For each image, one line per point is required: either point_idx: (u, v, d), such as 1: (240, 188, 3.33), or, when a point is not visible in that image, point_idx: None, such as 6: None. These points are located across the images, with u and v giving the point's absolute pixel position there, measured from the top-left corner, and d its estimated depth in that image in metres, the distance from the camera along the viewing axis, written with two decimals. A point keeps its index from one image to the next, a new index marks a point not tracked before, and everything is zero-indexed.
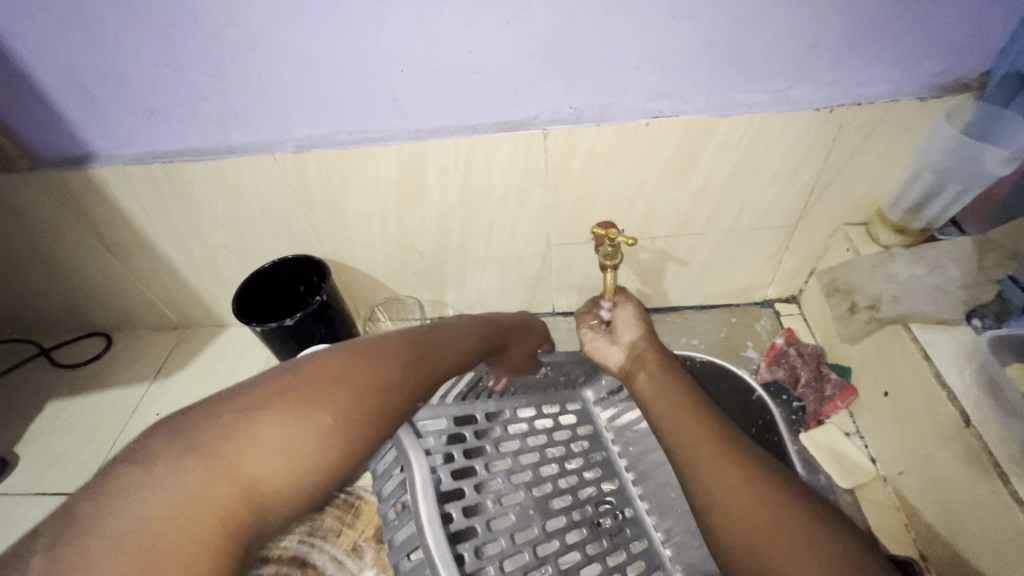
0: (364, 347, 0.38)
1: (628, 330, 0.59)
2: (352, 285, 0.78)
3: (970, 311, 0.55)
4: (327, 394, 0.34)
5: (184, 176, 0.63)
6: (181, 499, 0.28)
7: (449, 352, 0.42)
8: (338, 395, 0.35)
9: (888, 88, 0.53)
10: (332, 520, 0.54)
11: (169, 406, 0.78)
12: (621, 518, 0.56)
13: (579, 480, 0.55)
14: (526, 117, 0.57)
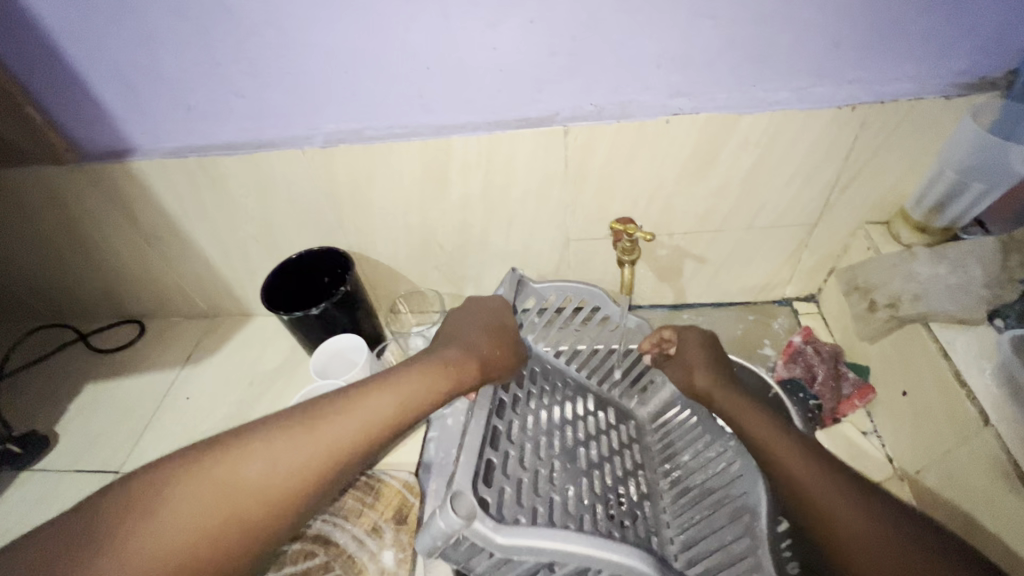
0: (245, 430, 0.42)
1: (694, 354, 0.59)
2: (374, 278, 0.80)
3: (992, 310, 0.54)
4: (224, 476, 0.40)
5: (218, 169, 0.66)
6: (139, 551, 0.36)
7: (347, 422, 0.43)
8: (239, 477, 0.40)
9: (913, 86, 0.53)
10: (353, 501, 0.56)
11: (198, 392, 0.82)
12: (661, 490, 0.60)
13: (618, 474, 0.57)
14: (547, 114, 0.58)
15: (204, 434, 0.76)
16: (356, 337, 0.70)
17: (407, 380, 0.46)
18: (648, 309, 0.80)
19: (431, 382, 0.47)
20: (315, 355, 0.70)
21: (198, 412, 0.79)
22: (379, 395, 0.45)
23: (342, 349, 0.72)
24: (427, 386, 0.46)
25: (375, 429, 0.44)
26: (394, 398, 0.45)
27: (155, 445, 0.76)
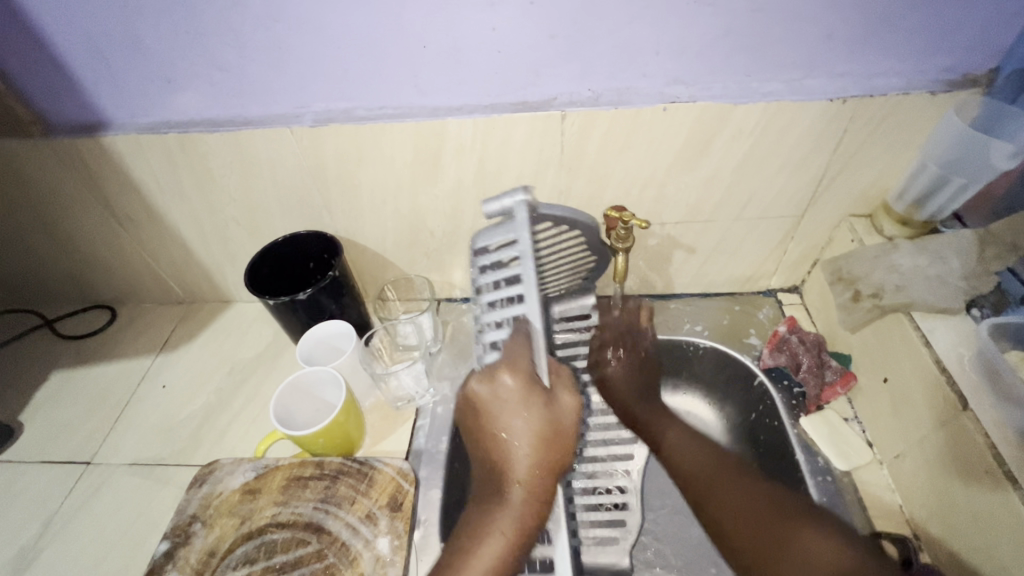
0: None
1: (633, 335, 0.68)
2: (361, 264, 0.78)
3: (970, 300, 0.57)
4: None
5: (199, 147, 0.63)
6: None
7: (483, 548, 0.47)
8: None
9: (900, 81, 0.55)
10: (346, 489, 0.53)
11: (174, 379, 0.78)
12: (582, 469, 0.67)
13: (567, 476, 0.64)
14: (544, 98, 0.58)
15: (182, 423, 0.73)
16: (344, 324, 0.69)
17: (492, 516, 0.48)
18: (636, 299, 0.81)
19: (521, 499, 0.48)
20: (303, 341, 0.68)
21: (175, 400, 0.76)
22: (486, 518, 0.48)
23: (330, 338, 0.70)
24: (524, 505, 0.47)
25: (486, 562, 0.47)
26: (507, 516, 0.47)
27: (129, 434, 0.72)
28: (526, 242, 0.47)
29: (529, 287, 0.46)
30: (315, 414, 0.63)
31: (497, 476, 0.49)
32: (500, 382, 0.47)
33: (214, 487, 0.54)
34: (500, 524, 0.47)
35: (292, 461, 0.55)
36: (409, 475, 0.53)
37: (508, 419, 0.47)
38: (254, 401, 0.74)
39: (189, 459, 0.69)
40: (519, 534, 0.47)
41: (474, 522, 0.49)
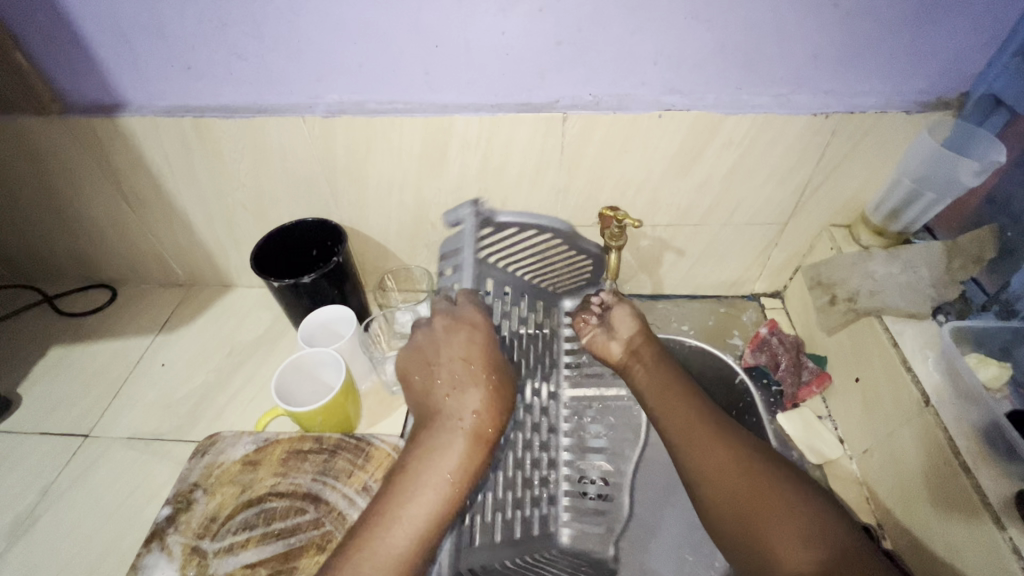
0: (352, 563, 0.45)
1: (625, 326, 0.67)
2: (363, 253, 0.80)
3: (936, 307, 0.61)
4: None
5: (214, 132, 0.65)
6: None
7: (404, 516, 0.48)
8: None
9: (879, 100, 0.59)
10: (344, 463, 0.55)
11: (174, 358, 0.80)
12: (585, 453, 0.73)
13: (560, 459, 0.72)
14: (547, 100, 0.61)
15: (180, 400, 0.74)
16: (346, 310, 0.71)
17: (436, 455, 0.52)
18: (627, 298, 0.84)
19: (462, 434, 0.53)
20: (305, 322, 0.71)
21: (174, 379, 0.77)
22: (410, 483, 0.50)
23: (330, 321, 0.72)
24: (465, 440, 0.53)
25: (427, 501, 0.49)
26: (433, 474, 0.51)
27: (127, 410, 0.74)
28: (467, 255, 0.65)
29: (463, 293, 0.60)
30: (314, 392, 0.65)
31: (442, 414, 0.55)
32: (456, 338, 0.60)
33: (215, 458, 0.56)
34: (423, 486, 0.50)
35: (293, 436, 0.57)
36: (404, 451, 0.56)
37: (449, 377, 0.57)
38: (252, 382, 0.76)
39: (186, 435, 0.71)
40: (434, 496, 0.50)
41: (418, 458, 0.52)
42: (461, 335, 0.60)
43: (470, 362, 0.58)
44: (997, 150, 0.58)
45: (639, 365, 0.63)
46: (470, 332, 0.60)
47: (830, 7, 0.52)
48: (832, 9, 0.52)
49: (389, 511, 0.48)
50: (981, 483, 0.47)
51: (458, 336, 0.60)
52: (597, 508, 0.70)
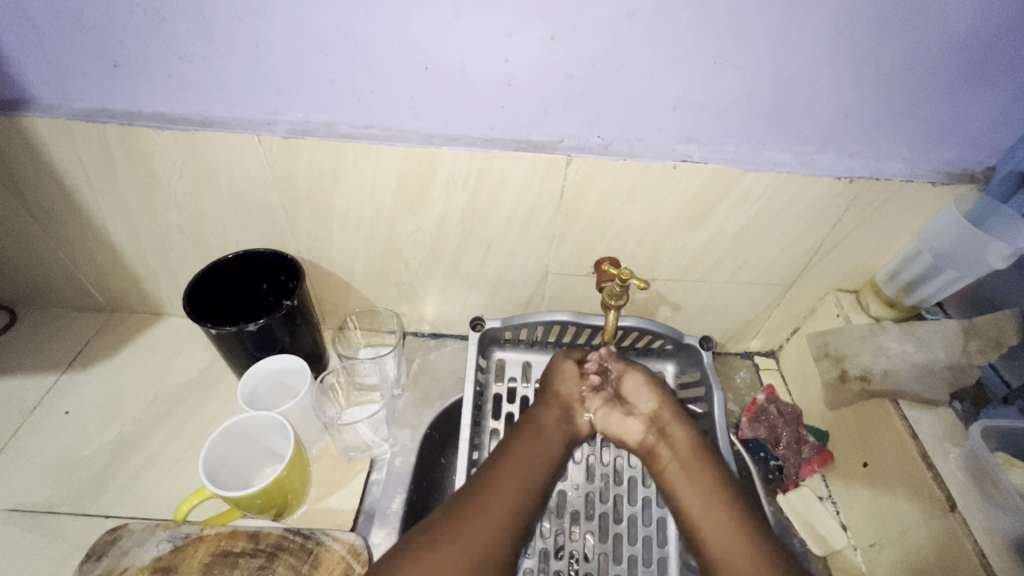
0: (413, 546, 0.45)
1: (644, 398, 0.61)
2: (322, 288, 0.69)
3: (954, 392, 0.58)
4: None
5: (144, 143, 0.54)
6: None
7: (489, 515, 0.48)
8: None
9: (905, 167, 0.54)
10: (285, 570, 0.45)
11: (81, 405, 0.66)
12: (612, 540, 0.63)
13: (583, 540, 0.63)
14: (550, 139, 0.53)
15: (84, 461, 0.61)
16: (298, 361, 0.61)
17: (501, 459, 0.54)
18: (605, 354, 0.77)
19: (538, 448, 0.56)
20: (245, 377, 0.59)
21: (80, 432, 0.64)
22: (505, 487, 0.51)
23: (277, 373, 0.62)
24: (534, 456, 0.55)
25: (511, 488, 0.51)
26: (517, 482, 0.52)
27: (15, 470, 0.60)
28: (472, 358, 0.65)
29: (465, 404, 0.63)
30: (251, 462, 0.55)
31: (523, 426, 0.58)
32: (536, 411, 0.60)
33: (117, 561, 0.45)
34: (504, 496, 0.50)
35: (220, 531, 0.47)
36: (361, 554, 0.46)
37: (549, 415, 0.60)
38: (178, 439, 0.64)
39: (88, 507, 0.58)
40: (514, 505, 0.50)
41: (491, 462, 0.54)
42: (545, 407, 0.61)
43: (544, 439, 0.57)
44: None
45: (667, 447, 0.58)
46: (551, 405, 0.61)
47: (870, 67, 0.47)
48: (872, 68, 0.47)
49: (479, 506, 0.48)
50: None
51: (540, 411, 0.60)
52: None
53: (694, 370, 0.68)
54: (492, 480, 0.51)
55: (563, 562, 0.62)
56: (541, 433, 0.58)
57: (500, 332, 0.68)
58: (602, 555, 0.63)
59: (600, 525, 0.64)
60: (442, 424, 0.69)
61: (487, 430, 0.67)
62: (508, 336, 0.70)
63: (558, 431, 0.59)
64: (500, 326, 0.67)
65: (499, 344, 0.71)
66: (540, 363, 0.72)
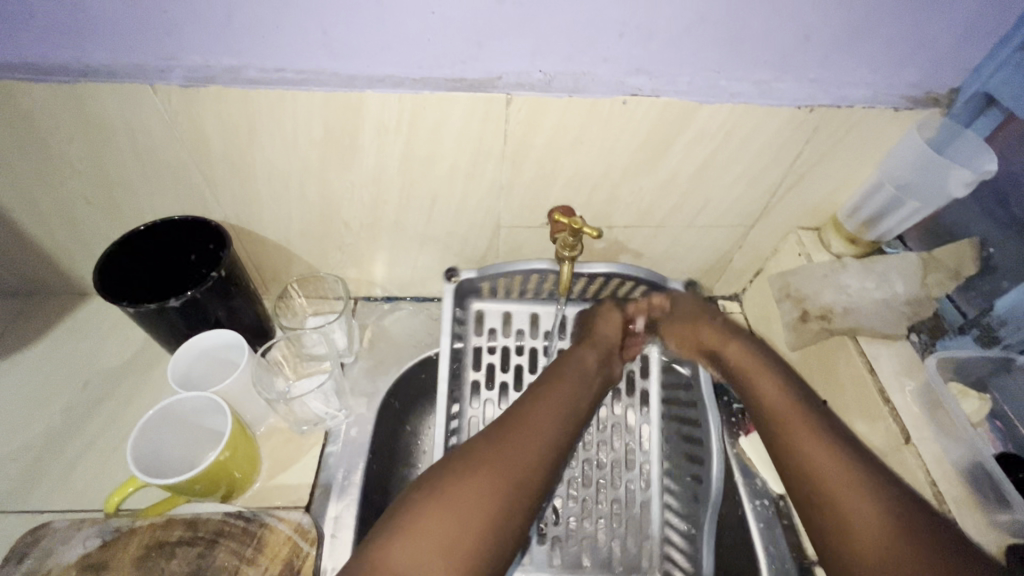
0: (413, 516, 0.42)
1: (681, 318, 0.60)
2: (258, 256, 0.64)
3: (910, 326, 0.57)
4: (401, 560, 0.40)
5: (20, 100, 0.47)
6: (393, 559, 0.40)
7: (500, 472, 0.45)
8: (420, 555, 0.40)
9: (869, 93, 0.51)
10: (227, 556, 0.44)
11: (5, 396, 0.61)
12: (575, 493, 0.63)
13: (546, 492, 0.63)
14: (487, 76, 0.48)
15: (11, 456, 0.57)
16: (231, 334, 0.56)
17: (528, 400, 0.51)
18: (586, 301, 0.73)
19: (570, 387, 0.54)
20: (177, 356, 0.55)
21: (5, 424, 0.59)
22: (524, 429, 0.48)
23: (212, 350, 0.57)
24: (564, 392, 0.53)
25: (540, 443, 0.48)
26: (554, 417, 0.50)
27: None
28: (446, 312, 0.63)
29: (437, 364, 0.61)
30: (189, 447, 0.51)
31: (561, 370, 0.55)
32: (578, 351, 0.58)
33: (40, 560, 0.43)
34: (523, 446, 0.47)
35: (155, 521, 0.45)
36: (308, 533, 0.45)
37: (591, 351, 0.58)
38: (115, 425, 0.60)
39: (21, 504, 0.54)
40: (530, 458, 0.46)
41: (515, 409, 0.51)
42: (587, 348, 0.58)
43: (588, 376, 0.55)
44: (987, 158, 0.54)
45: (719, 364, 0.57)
46: (595, 346, 0.58)
47: None
48: None
49: (490, 462, 0.45)
50: (968, 536, 0.44)
51: (582, 351, 0.58)
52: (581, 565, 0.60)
53: None
54: (512, 426, 0.48)
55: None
56: (585, 371, 0.55)
57: (476, 283, 0.65)
58: (563, 505, 0.63)
59: (563, 480, 0.63)
60: (401, 390, 0.66)
61: (467, 384, 0.66)
62: (486, 287, 0.66)
63: (599, 368, 0.57)
64: (475, 277, 0.63)
65: (477, 295, 0.67)
66: (521, 313, 0.69)
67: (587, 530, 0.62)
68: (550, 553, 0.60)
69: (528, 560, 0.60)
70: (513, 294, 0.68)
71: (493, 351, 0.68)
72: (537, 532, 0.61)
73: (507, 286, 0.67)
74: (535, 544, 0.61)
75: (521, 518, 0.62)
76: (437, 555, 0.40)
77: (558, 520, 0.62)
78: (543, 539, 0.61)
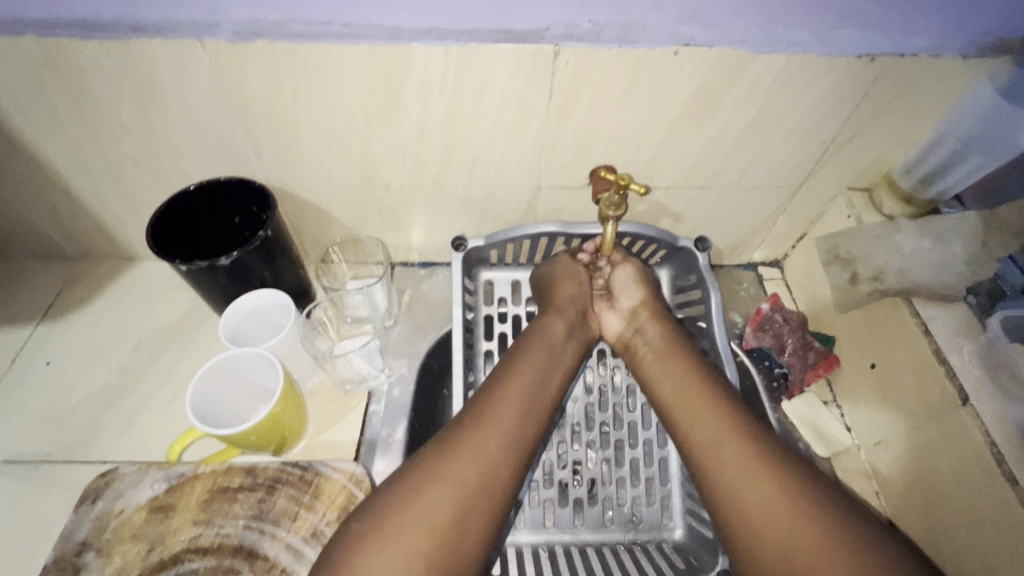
0: (393, 511, 0.40)
1: (628, 293, 0.60)
2: (299, 220, 0.65)
3: (968, 288, 0.55)
4: (370, 558, 0.38)
5: (72, 59, 0.47)
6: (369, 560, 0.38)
7: (483, 450, 0.44)
8: (396, 548, 0.39)
9: (936, 40, 0.48)
10: (285, 502, 0.46)
11: (63, 355, 0.64)
12: (615, 449, 0.64)
13: (585, 450, 0.64)
14: (535, 27, 0.46)
15: (73, 411, 0.60)
16: (279, 296, 0.58)
17: (498, 378, 0.50)
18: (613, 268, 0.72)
19: (554, 367, 0.52)
20: (227, 314, 0.56)
21: (65, 381, 0.62)
22: (496, 412, 0.47)
23: (261, 311, 0.59)
24: (548, 370, 0.52)
25: (513, 424, 0.46)
26: (527, 392, 0.49)
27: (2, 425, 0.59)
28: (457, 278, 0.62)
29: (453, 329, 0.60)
30: (243, 402, 0.53)
31: (529, 335, 0.55)
32: (544, 318, 0.57)
33: (112, 503, 0.45)
34: (504, 424, 0.46)
35: (216, 469, 0.47)
36: (361, 482, 0.46)
37: (558, 319, 0.56)
38: (168, 383, 0.62)
39: (85, 455, 0.57)
40: (512, 431, 0.46)
41: (485, 392, 0.49)
42: (554, 315, 0.57)
43: (556, 346, 0.54)
44: None
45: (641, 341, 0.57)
46: (562, 312, 0.57)
47: None
48: None
49: (469, 441, 0.44)
50: None
51: (549, 317, 0.57)
52: (628, 517, 0.62)
53: (692, 276, 0.65)
54: (486, 404, 0.47)
55: (566, 472, 0.63)
56: (553, 340, 0.54)
57: (487, 251, 0.65)
58: (603, 462, 0.63)
59: (599, 438, 0.64)
60: (438, 353, 0.66)
61: (481, 353, 0.66)
62: (495, 256, 0.67)
63: (567, 336, 0.56)
64: (482, 245, 0.64)
65: (486, 265, 0.68)
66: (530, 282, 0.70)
67: (630, 484, 0.63)
68: (597, 506, 0.62)
69: (575, 515, 0.62)
70: (523, 262, 0.69)
71: (504, 321, 0.68)
72: (587, 493, 0.62)
73: (516, 253, 0.67)
74: (581, 499, 0.62)
75: (564, 475, 0.63)
76: (413, 546, 0.39)
77: (599, 476, 0.63)
78: (588, 493, 0.62)
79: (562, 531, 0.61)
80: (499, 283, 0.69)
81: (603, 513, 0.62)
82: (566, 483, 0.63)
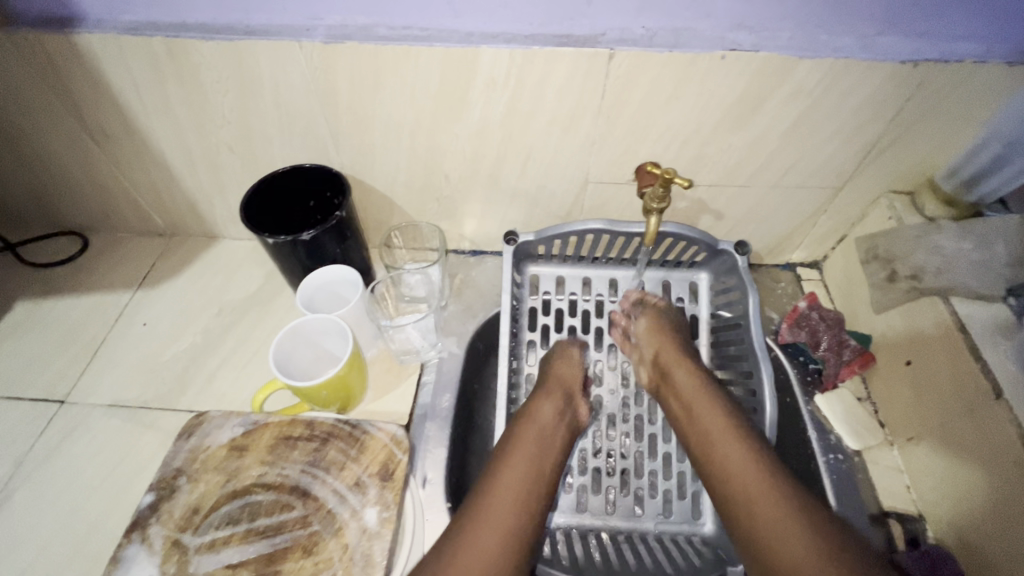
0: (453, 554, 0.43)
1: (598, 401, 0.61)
2: (366, 205, 0.71)
3: (1009, 289, 0.55)
4: None
5: (190, 57, 0.55)
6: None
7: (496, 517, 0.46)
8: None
9: (978, 48, 0.50)
10: (336, 453, 0.52)
11: (156, 317, 0.72)
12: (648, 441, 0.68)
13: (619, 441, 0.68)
14: (592, 32, 0.51)
15: (165, 365, 0.68)
16: (352, 274, 0.65)
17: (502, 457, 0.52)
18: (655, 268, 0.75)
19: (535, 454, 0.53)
20: (303, 286, 0.63)
21: (159, 340, 0.70)
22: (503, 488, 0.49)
23: (331, 284, 0.66)
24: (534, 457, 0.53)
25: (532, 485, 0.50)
26: (525, 474, 0.51)
27: (107, 374, 0.67)
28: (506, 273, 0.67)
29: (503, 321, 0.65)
30: (310, 365, 0.59)
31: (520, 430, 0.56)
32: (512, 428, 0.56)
33: (201, 440, 0.52)
34: (512, 499, 0.48)
35: (283, 420, 0.54)
36: (401, 442, 0.52)
37: (544, 406, 0.58)
38: (245, 346, 0.69)
39: (174, 403, 0.65)
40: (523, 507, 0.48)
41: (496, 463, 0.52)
42: (539, 403, 0.59)
43: (543, 436, 0.55)
44: None
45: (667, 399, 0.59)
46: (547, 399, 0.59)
47: None
48: None
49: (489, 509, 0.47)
50: None
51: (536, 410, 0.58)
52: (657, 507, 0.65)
53: (728, 275, 0.68)
54: (493, 479, 0.50)
55: (602, 460, 0.67)
56: (539, 429, 0.55)
57: (534, 248, 0.70)
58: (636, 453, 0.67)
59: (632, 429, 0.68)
60: (485, 335, 0.72)
61: (524, 341, 0.71)
62: (542, 251, 0.71)
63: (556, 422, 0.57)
64: (533, 239, 0.68)
65: (533, 259, 0.73)
66: (574, 278, 0.74)
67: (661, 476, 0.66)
68: (628, 495, 0.66)
69: (607, 502, 0.66)
70: (569, 258, 0.73)
71: (548, 313, 0.73)
72: (620, 482, 0.66)
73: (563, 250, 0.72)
74: (613, 487, 0.66)
75: (597, 463, 0.67)
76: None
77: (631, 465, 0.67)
78: (620, 481, 0.66)
79: (594, 516, 0.65)
80: (546, 277, 0.74)
81: (634, 502, 0.65)
82: (600, 471, 0.67)
